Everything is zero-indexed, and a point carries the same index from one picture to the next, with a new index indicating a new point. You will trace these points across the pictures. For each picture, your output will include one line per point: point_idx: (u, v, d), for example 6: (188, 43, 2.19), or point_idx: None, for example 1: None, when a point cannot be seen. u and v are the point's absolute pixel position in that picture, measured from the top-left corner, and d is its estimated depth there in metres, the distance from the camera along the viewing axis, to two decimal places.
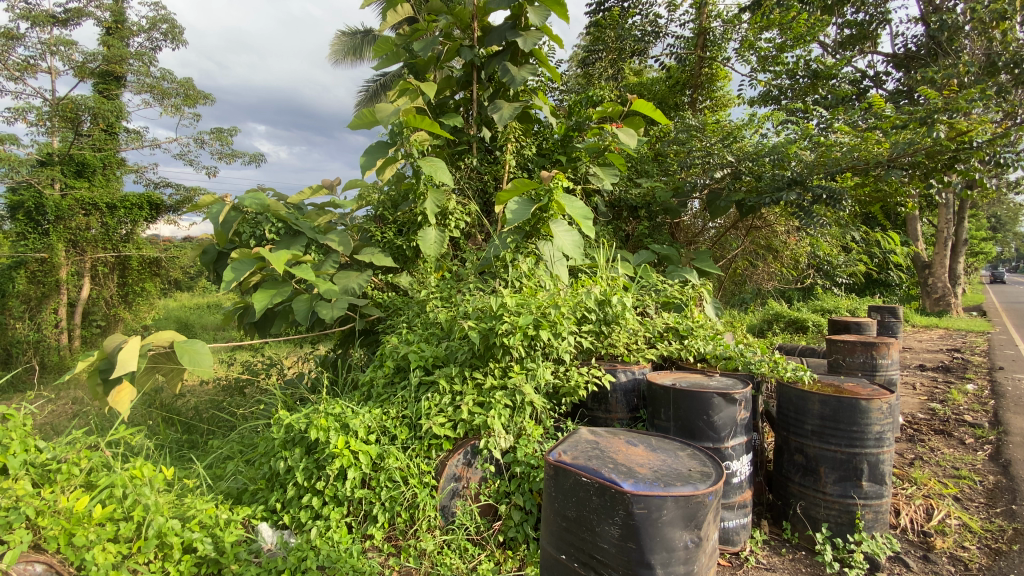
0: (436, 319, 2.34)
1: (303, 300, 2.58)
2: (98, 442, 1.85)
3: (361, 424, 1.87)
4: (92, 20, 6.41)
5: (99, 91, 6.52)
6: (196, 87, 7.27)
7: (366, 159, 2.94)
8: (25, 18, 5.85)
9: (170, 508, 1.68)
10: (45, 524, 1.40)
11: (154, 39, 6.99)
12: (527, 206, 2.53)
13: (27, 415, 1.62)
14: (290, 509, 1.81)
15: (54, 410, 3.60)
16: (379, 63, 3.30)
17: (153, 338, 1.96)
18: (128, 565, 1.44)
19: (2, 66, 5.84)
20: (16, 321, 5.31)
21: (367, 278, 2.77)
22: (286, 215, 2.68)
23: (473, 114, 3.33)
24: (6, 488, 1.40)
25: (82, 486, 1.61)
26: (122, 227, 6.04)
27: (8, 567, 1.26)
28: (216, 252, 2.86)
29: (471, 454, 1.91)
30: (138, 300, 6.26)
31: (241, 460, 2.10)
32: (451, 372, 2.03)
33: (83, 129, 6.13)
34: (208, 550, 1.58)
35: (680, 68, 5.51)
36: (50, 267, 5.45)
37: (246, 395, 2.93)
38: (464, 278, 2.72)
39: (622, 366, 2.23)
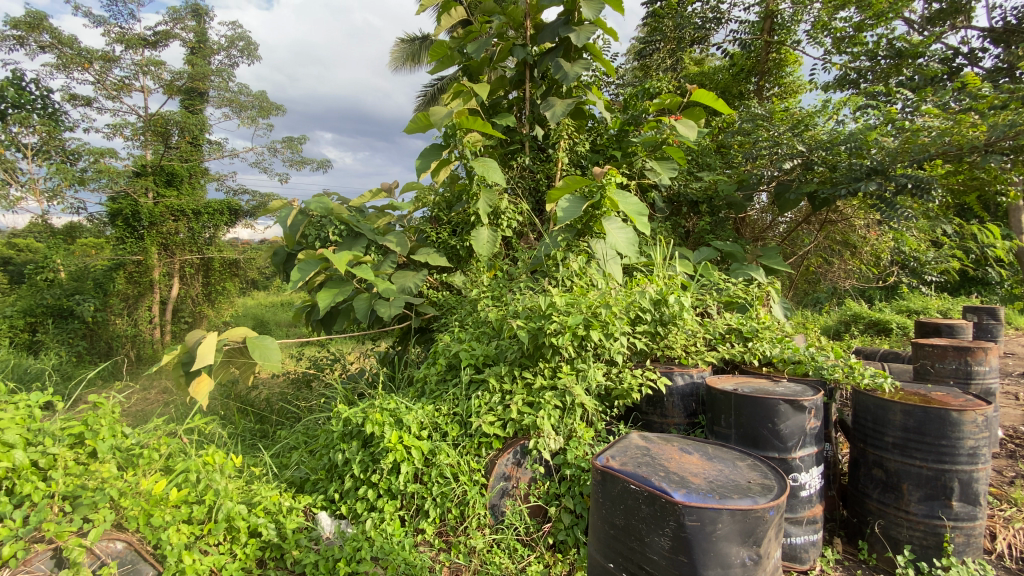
0: (486, 318, 2.36)
1: (363, 299, 2.69)
2: (177, 429, 2.02)
3: (414, 420, 1.92)
4: (178, 41, 7.00)
5: (186, 106, 7.11)
6: (269, 99, 7.75)
7: (421, 161, 2.97)
8: (123, 43, 6.49)
9: (239, 494, 1.80)
10: (127, 504, 1.51)
11: (232, 56, 7.52)
12: (579, 204, 2.49)
13: (116, 402, 1.77)
14: (347, 500, 1.89)
15: (148, 398, 3.99)
16: (435, 66, 3.35)
17: (228, 333, 2.13)
18: (199, 545, 1.57)
19: (103, 87, 6.50)
20: (117, 317, 5.91)
21: (422, 278, 2.83)
22: (348, 218, 2.79)
23: (526, 113, 3.33)
24: (94, 470, 1.53)
25: (162, 470, 1.77)
26: (206, 231, 6.57)
27: (95, 542, 1.41)
28: (285, 253, 3.03)
29: (521, 454, 1.92)
30: (219, 299, 6.79)
31: (304, 450, 2.21)
32: (501, 372, 2.04)
33: (172, 142, 6.73)
34: (272, 535, 1.70)
35: (745, 55, 5.24)
36: (144, 268, 6.01)
37: (311, 389, 3.10)
38: (516, 277, 2.72)
39: (680, 368, 2.15)
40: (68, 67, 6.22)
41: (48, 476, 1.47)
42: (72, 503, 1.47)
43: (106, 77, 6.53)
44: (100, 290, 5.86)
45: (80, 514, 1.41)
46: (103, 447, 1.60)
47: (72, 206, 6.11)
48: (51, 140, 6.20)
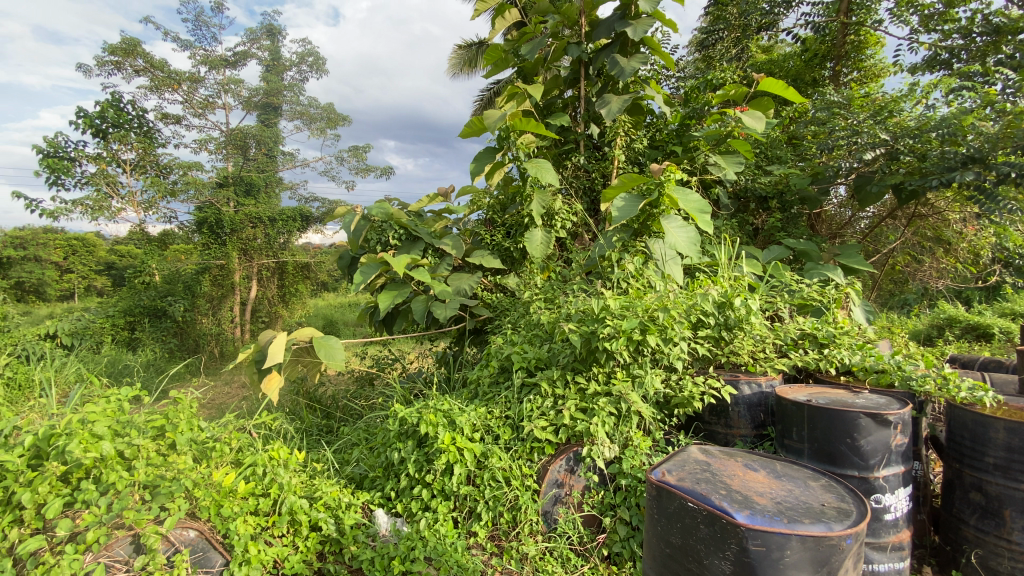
0: (539, 321, 2.34)
1: (420, 300, 2.76)
2: (248, 423, 2.16)
3: (467, 422, 1.95)
4: (255, 60, 7.54)
5: (262, 120, 7.64)
6: (336, 110, 8.14)
7: (475, 165, 2.95)
8: (207, 65, 7.07)
9: (302, 488, 1.90)
10: (200, 494, 1.65)
11: (303, 71, 8.00)
12: (635, 202, 2.40)
13: (193, 398, 1.92)
14: (403, 498, 1.93)
15: (229, 392, 4.34)
16: (490, 69, 3.37)
17: (296, 333, 2.25)
18: (263, 536, 1.67)
19: (191, 105, 7.14)
20: (204, 317, 6.47)
21: (477, 280, 2.85)
22: (406, 222, 2.85)
23: (581, 111, 3.29)
24: (173, 461, 1.68)
25: (232, 462, 1.90)
26: (281, 237, 6.97)
27: (168, 531, 1.52)
28: (349, 257, 3.17)
29: (574, 461, 1.88)
30: (293, 300, 7.25)
31: (364, 447, 2.30)
32: (553, 376, 2.02)
33: (250, 154, 7.31)
34: (331, 530, 1.77)
35: (818, 39, 4.91)
36: (227, 272, 6.60)
37: (373, 387, 3.22)
38: (570, 279, 2.69)
39: (746, 376, 2.03)
40: (160, 88, 6.87)
41: (132, 465, 1.60)
42: (152, 492, 1.57)
43: (193, 96, 7.15)
44: (189, 291, 6.38)
45: (157, 502, 1.51)
46: (181, 439, 1.73)
47: (165, 215, 6.74)
48: (148, 156, 6.90)
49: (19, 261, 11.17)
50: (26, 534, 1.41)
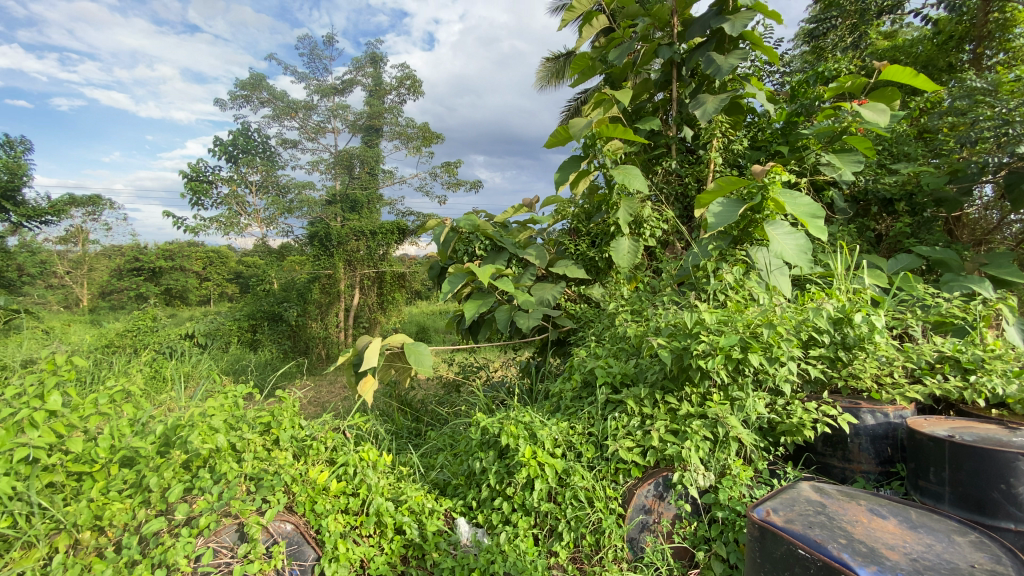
0: (625, 334, 2.26)
1: (504, 310, 2.78)
2: (344, 423, 2.31)
3: (548, 436, 1.92)
4: (360, 86, 8.20)
5: (366, 141, 8.28)
6: (431, 129, 8.55)
7: (559, 174, 2.91)
8: (320, 93, 7.82)
9: (390, 490, 1.97)
10: (298, 490, 1.81)
11: (401, 94, 8.54)
12: (735, 208, 2.24)
13: (296, 397, 2.10)
14: (484, 509, 1.94)
15: (331, 392, 4.70)
16: (577, 78, 3.35)
17: (389, 339, 2.36)
18: (352, 535, 1.77)
19: (306, 130, 7.91)
20: (314, 321, 7.08)
21: (561, 290, 2.81)
22: (492, 233, 2.89)
23: (673, 114, 3.15)
24: (275, 456, 1.85)
25: (327, 460, 2.03)
26: (381, 248, 7.39)
27: (268, 522, 1.66)
28: (439, 267, 3.27)
29: (663, 487, 1.79)
30: (390, 307, 7.60)
31: (448, 454, 2.36)
32: (640, 394, 1.93)
33: (355, 173, 7.96)
34: (414, 535, 1.82)
35: (955, 19, 4.31)
36: (334, 280, 7.11)
37: (459, 394, 3.31)
38: (660, 290, 2.57)
39: (869, 404, 1.80)
40: (281, 117, 7.70)
41: (242, 457, 1.79)
42: (256, 484, 1.76)
43: (307, 122, 7.90)
44: (301, 298, 7.05)
45: (260, 495, 1.70)
46: (283, 436, 1.91)
47: (282, 230, 7.52)
48: (270, 178, 7.76)
49: (169, 269, 13.04)
50: (151, 515, 1.59)
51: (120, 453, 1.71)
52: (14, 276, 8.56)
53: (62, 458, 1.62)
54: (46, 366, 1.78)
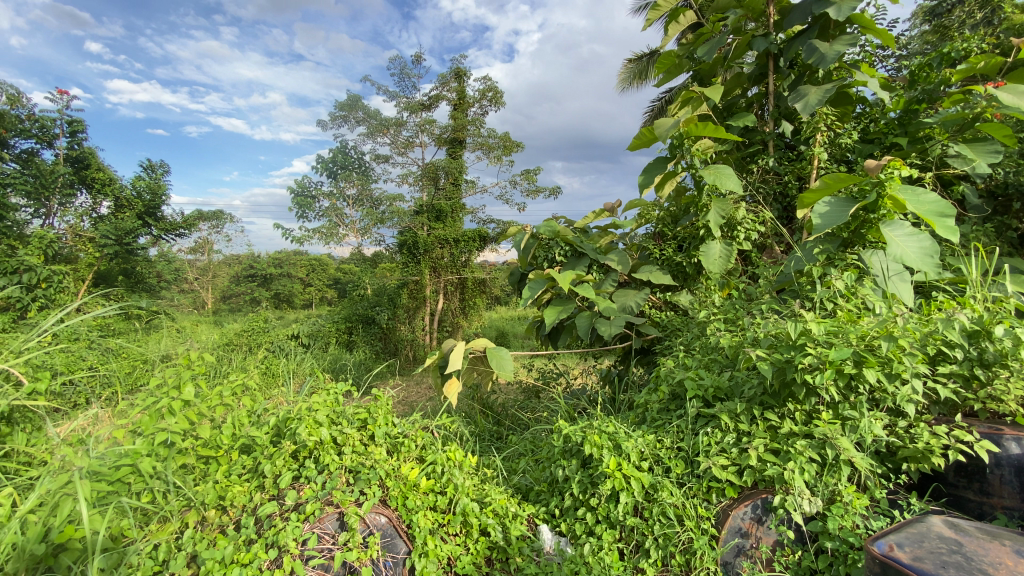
0: (717, 344, 2.14)
1: (585, 317, 2.74)
2: (432, 423, 2.41)
3: (634, 449, 1.88)
4: (445, 101, 8.55)
5: (451, 153, 8.63)
6: (512, 138, 8.70)
7: (644, 176, 2.81)
8: (409, 110, 8.25)
9: (475, 491, 2.03)
10: (391, 485, 1.91)
11: (484, 105, 8.78)
12: (843, 208, 2.04)
13: (389, 397, 2.24)
14: (567, 518, 1.92)
15: (417, 392, 4.93)
16: (661, 77, 3.24)
17: (473, 343, 2.42)
18: (441, 532, 1.83)
19: (396, 145, 8.39)
20: (403, 324, 7.49)
21: (645, 296, 2.71)
22: (572, 239, 2.87)
23: (770, 108, 2.95)
24: (371, 451, 1.97)
25: (417, 457, 2.13)
26: (463, 255, 7.64)
27: (365, 514, 1.76)
28: (519, 274, 3.29)
29: (762, 510, 1.67)
30: (472, 312, 7.84)
31: (531, 459, 2.37)
32: (736, 409, 1.81)
33: (441, 184, 7.94)
34: (498, 538, 1.84)
35: None
36: (421, 286, 7.46)
37: (539, 400, 3.33)
38: (757, 297, 2.40)
39: (1013, 431, 1.57)
40: (374, 134, 8.23)
41: (342, 450, 1.93)
42: (354, 476, 1.88)
43: (398, 137, 8.35)
44: (391, 302, 7.49)
45: (357, 487, 1.81)
46: (378, 432, 2.05)
47: (375, 239, 8.01)
48: (364, 191, 8.33)
49: (278, 276, 14.47)
50: (265, 498, 1.77)
51: (239, 441, 1.94)
52: (156, 281, 9.90)
53: (193, 443, 1.83)
54: (183, 361, 2.04)
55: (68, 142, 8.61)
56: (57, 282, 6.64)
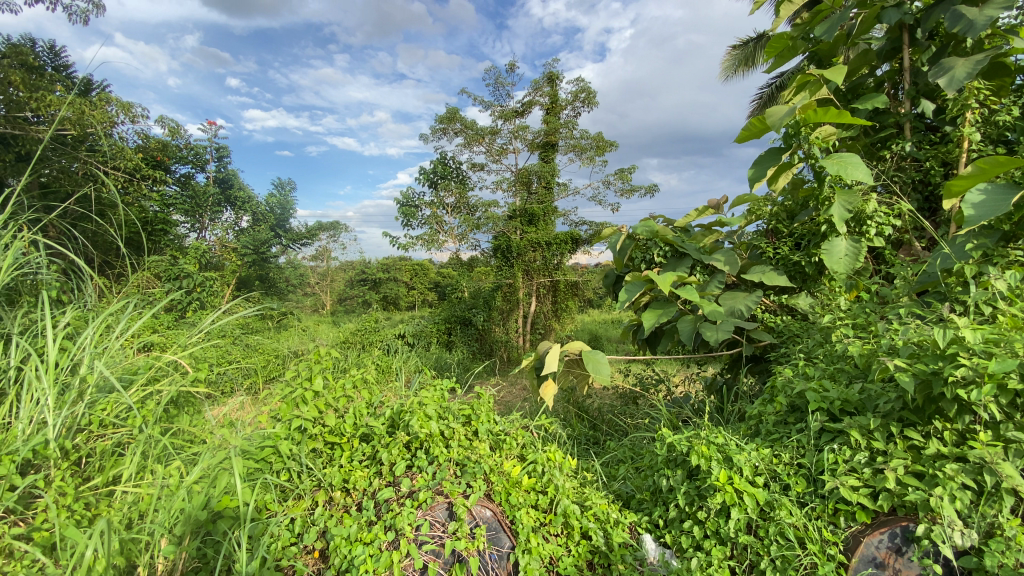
0: (844, 352, 1.94)
1: (688, 321, 2.59)
2: (531, 423, 2.48)
3: (747, 463, 1.76)
4: (538, 106, 8.63)
5: (544, 157, 8.71)
6: (605, 137, 8.56)
7: (754, 170, 2.60)
8: (503, 118, 8.47)
9: (575, 494, 2.04)
10: (495, 480, 1.98)
11: (576, 107, 8.74)
12: (1004, 198, 1.72)
13: (491, 395, 2.35)
14: (672, 529, 1.84)
15: (513, 393, 5.05)
16: (772, 62, 2.98)
17: (568, 346, 2.40)
18: (543, 531, 1.85)
19: (491, 152, 8.65)
20: (497, 326, 7.70)
21: (756, 299, 2.49)
22: (673, 238, 2.74)
23: (906, 87, 2.60)
24: (476, 445, 2.08)
25: (518, 456, 2.20)
26: (556, 258, 7.66)
27: (472, 506, 1.83)
28: (614, 276, 3.20)
29: (901, 539, 1.49)
30: (564, 314, 7.87)
31: (631, 466, 2.32)
32: (867, 425, 1.63)
33: (533, 188, 7.91)
34: (600, 543, 1.82)
35: None
36: (514, 289, 7.59)
37: (638, 407, 3.24)
38: (892, 300, 2.14)
39: None
40: (470, 143, 8.56)
41: (449, 443, 2.05)
42: (461, 468, 1.98)
43: (493, 145, 8.61)
44: (487, 304, 7.74)
45: (464, 480, 1.91)
46: (482, 428, 2.16)
47: (471, 244, 8.31)
48: (462, 198, 8.69)
49: (387, 280, 15.65)
50: (383, 484, 1.92)
51: (360, 430, 2.10)
52: (284, 285, 11.18)
53: (321, 430, 2.05)
54: (314, 356, 2.31)
55: (216, 166, 10.03)
56: (209, 286, 7.76)
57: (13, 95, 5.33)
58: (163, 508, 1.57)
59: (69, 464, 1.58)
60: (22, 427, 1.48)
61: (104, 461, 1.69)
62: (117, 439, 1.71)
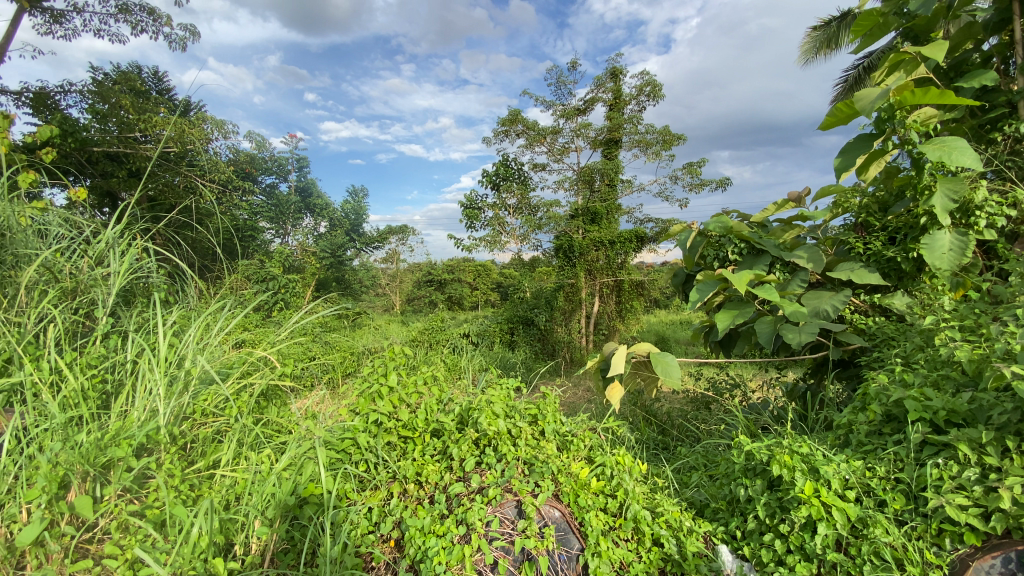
0: (950, 357, 1.75)
1: (767, 322, 2.44)
2: (598, 425, 2.46)
3: (836, 475, 1.64)
4: (601, 102, 8.50)
5: (607, 154, 8.57)
6: (672, 131, 8.27)
7: (841, 159, 2.41)
8: (565, 117, 8.42)
9: (646, 499, 1.99)
10: (564, 481, 1.98)
11: (641, 101, 8.51)
12: None
13: (557, 396, 2.37)
14: (751, 541, 1.74)
15: (577, 394, 5.01)
16: (859, 43, 2.75)
17: (635, 348, 2.35)
18: (613, 535, 1.83)
19: (552, 152, 8.63)
20: (560, 326, 7.67)
21: (844, 299, 2.31)
22: (749, 234, 2.59)
23: (1020, 61, 2.31)
24: (544, 446, 2.10)
25: (586, 458, 2.19)
26: (619, 257, 7.52)
27: (541, 505, 1.84)
28: (684, 274, 3.08)
29: (1017, 565, 1.36)
30: (629, 315, 7.71)
31: (704, 474, 2.23)
32: (977, 438, 1.47)
33: (596, 186, 7.80)
34: (673, 551, 1.76)
35: None
36: (576, 288, 7.52)
37: (711, 412, 3.11)
38: (1007, 300, 1.91)
39: None
40: (532, 143, 8.59)
41: (517, 442, 2.08)
42: (529, 467, 2.00)
43: (554, 145, 8.59)
44: (549, 304, 7.73)
45: (533, 479, 1.92)
46: (548, 429, 2.18)
47: (533, 244, 8.34)
48: (523, 199, 8.75)
49: (451, 280, 16.09)
50: (454, 479, 1.97)
51: (431, 425, 2.19)
52: (358, 286, 11.80)
53: (396, 424, 2.15)
54: (389, 354, 2.44)
55: (297, 175, 10.78)
56: (291, 288, 8.36)
57: (125, 118, 6.03)
58: (256, 491, 1.72)
59: (177, 448, 1.77)
60: (138, 414, 1.66)
61: (206, 446, 1.87)
62: (216, 427, 1.90)
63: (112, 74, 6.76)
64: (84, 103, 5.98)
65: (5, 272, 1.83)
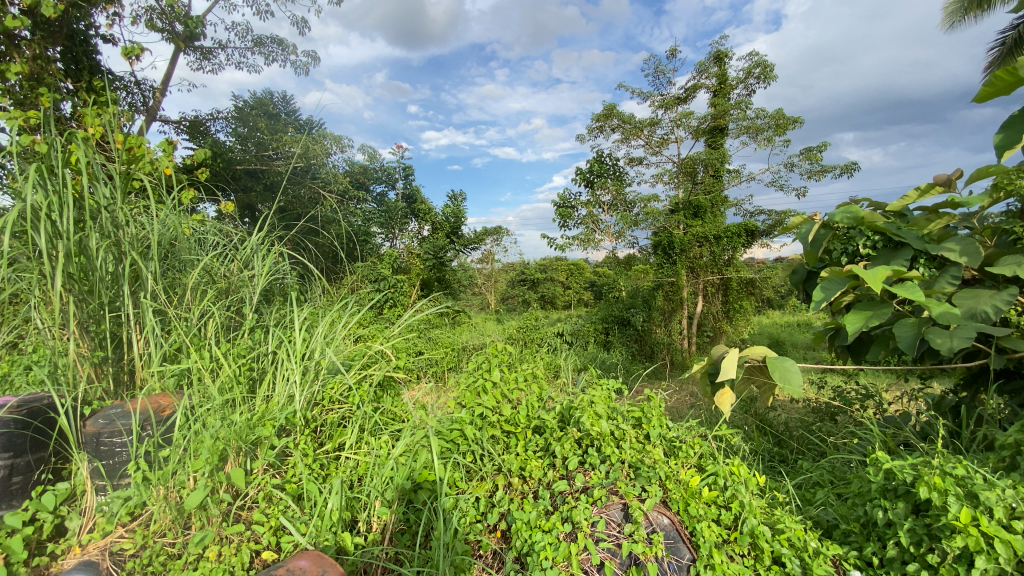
0: None
1: (909, 324, 2.13)
2: (709, 432, 2.33)
3: (1001, 502, 1.40)
4: (704, 89, 8.03)
5: (710, 143, 8.08)
6: (786, 114, 7.58)
7: (1004, 135, 2.04)
8: (663, 108, 8.09)
9: (764, 514, 1.85)
10: (672, 488, 1.91)
11: (750, 84, 7.90)
12: None
13: (662, 399, 2.29)
14: (891, 570, 1.55)
15: (680, 398, 4.80)
16: None
17: (749, 351, 2.15)
18: (727, 548, 1.72)
19: (650, 145, 8.33)
20: (658, 326, 7.23)
21: (1010, 298, 1.96)
22: (884, 225, 2.29)
23: None
24: (650, 451, 2.04)
25: (696, 466, 2.09)
26: (726, 253, 7.06)
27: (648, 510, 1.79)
28: (806, 271, 2.79)
29: None
30: (737, 315, 7.18)
31: (833, 493, 2.02)
32: None
33: (699, 178, 7.39)
34: (796, 571, 1.63)
35: None
36: (677, 287, 7.14)
37: (838, 425, 2.81)
38: None
39: None
40: (629, 138, 8.36)
41: (621, 444, 2.05)
42: (635, 471, 1.94)
43: (652, 137, 8.29)
44: (647, 303, 7.43)
45: (640, 483, 1.87)
46: (654, 432, 2.11)
47: (630, 241, 8.11)
48: (620, 195, 8.55)
49: (545, 280, 16.22)
50: (557, 476, 1.98)
51: (533, 422, 2.22)
52: (458, 286, 12.33)
53: (499, 419, 2.22)
54: (492, 351, 2.53)
55: (404, 183, 11.55)
56: (399, 287, 8.96)
57: (261, 139, 6.87)
58: (376, 474, 1.88)
59: (309, 430, 1.99)
60: (279, 398, 1.91)
61: (332, 431, 2.08)
62: (341, 413, 2.11)
63: (249, 100, 7.72)
64: (229, 128, 6.91)
65: (176, 275, 2.19)
